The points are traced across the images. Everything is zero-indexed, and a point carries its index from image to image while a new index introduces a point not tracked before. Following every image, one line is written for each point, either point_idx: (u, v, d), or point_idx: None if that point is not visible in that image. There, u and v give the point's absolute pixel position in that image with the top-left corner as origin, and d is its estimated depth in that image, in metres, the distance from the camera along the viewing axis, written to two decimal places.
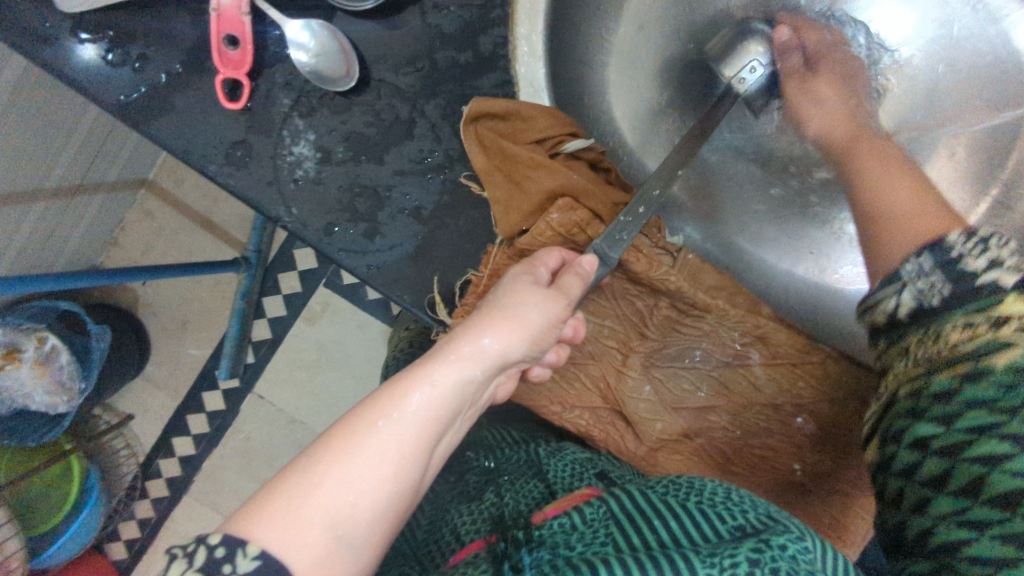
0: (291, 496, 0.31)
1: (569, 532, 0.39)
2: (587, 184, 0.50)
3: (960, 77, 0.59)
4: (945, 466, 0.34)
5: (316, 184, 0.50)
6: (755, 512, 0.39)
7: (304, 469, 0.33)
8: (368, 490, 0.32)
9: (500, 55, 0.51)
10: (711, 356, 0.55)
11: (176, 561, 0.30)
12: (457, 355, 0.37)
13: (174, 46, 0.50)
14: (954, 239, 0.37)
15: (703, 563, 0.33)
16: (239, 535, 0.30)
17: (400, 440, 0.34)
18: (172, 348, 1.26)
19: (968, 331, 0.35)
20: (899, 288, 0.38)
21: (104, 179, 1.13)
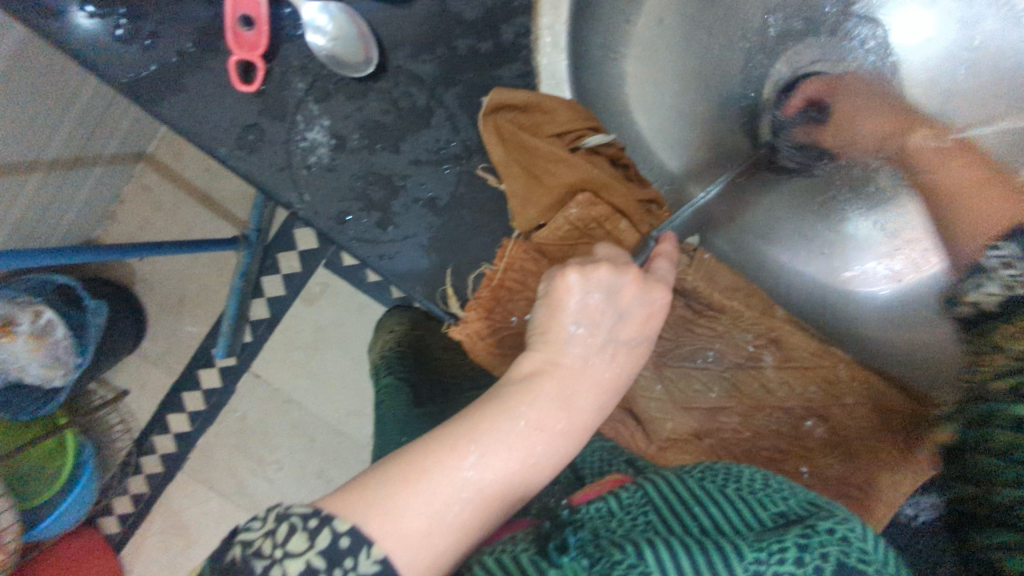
0: (422, 496, 0.32)
1: (609, 517, 0.37)
2: (608, 179, 0.49)
3: (982, 82, 0.59)
4: None
5: (328, 171, 0.49)
6: (796, 498, 0.37)
7: (430, 470, 0.33)
8: (488, 492, 0.34)
9: (521, 45, 0.50)
10: (723, 357, 0.55)
11: (295, 533, 0.29)
12: (557, 373, 0.38)
13: (186, 22, 0.49)
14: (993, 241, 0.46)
15: (750, 546, 0.33)
16: (363, 529, 0.30)
17: (523, 448, 0.35)
18: (170, 324, 1.25)
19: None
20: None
21: (104, 151, 1.11)
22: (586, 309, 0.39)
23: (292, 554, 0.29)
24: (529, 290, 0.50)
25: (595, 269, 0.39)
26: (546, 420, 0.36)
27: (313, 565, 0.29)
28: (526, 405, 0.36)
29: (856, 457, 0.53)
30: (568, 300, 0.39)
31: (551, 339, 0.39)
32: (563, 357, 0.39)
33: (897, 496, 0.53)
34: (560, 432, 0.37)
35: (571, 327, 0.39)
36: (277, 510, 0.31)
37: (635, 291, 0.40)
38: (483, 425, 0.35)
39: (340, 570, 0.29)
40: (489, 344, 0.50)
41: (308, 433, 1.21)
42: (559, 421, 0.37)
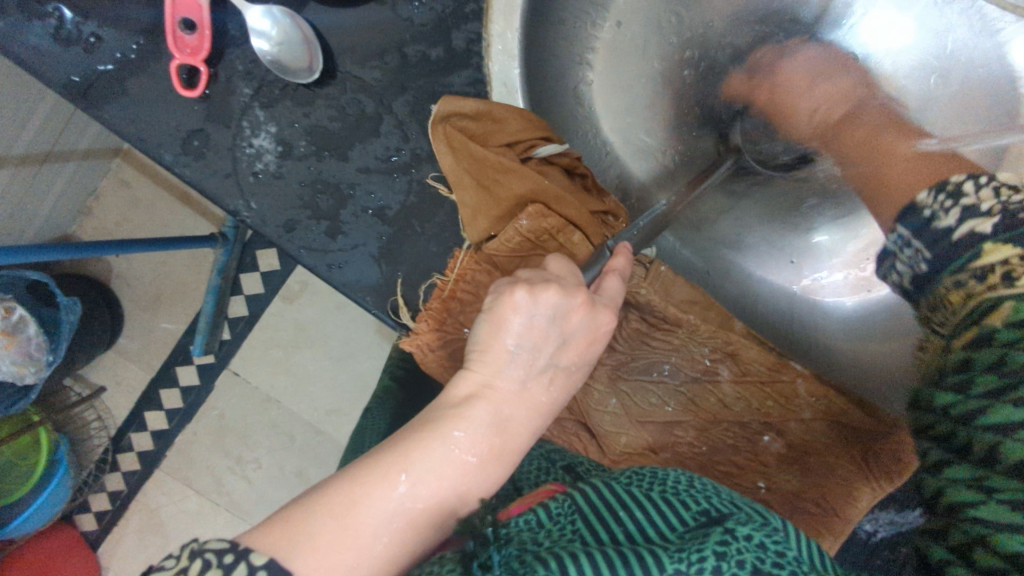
0: (349, 530, 0.30)
1: (535, 530, 0.33)
2: (559, 191, 0.48)
3: (955, 91, 0.56)
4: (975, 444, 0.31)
5: (276, 178, 0.48)
6: (719, 499, 0.36)
7: (356, 504, 0.31)
8: (419, 521, 0.32)
9: (473, 52, 0.49)
10: (680, 370, 0.54)
11: (208, 570, 0.26)
12: (495, 396, 0.36)
13: (128, 24, 0.47)
14: (925, 202, 0.41)
15: (670, 557, 0.30)
16: (282, 562, 0.28)
17: (456, 476, 0.34)
18: (145, 322, 1.23)
19: (964, 289, 0.36)
20: (895, 266, 0.43)
21: (76, 147, 1.10)
22: (529, 332, 0.37)
23: None
24: (480, 302, 0.48)
25: (544, 289, 0.36)
26: (482, 446, 0.35)
27: None
28: (460, 429, 0.35)
29: (812, 473, 0.52)
30: (513, 320, 0.37)
31: (487, 358, 0.37)
32: (497, 380, 0.37)
33: (854, 508, 0.51)
34: (497, 456, 0.35)
35: (511, 347, 0.37)
36: (190, 544, 0.28)
37: (581, 313, 0.38)
38: (415, 450, 0.33)
39: None
40: (440, 356, 0.48)
41: (286, 432, 1.20)
42: (497, 442, 0.35)
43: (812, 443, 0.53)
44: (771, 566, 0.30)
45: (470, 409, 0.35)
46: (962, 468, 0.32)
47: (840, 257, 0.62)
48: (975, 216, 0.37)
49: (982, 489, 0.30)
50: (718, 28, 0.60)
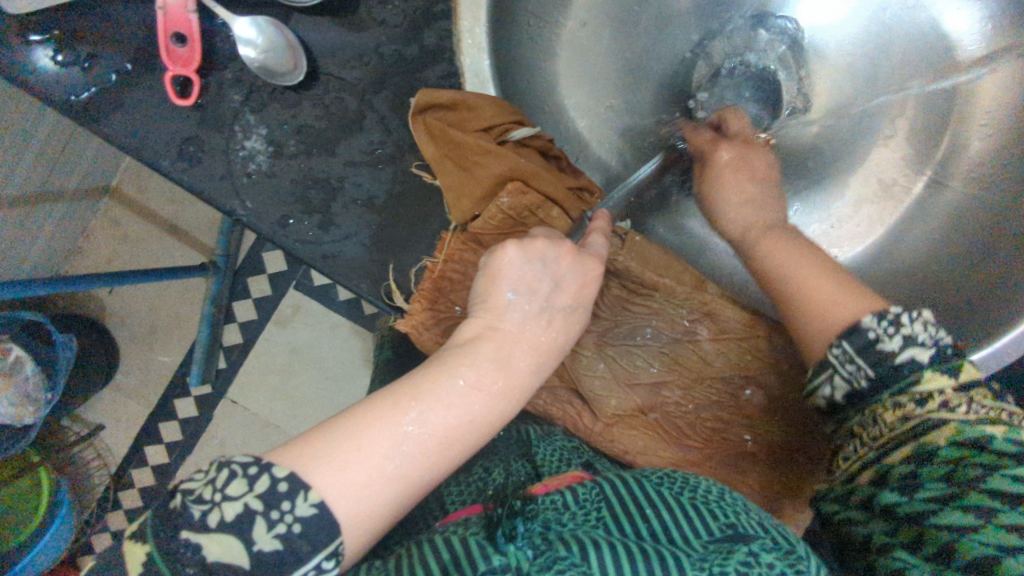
0: (362, 450, 0.33)
1: (562, 511, 0.38)
2: (536, 168, 0.51)
3: (897, 61, 0.61)
4: (932, 551, 0.32)
5: (268, 177, 0.51)
6: (749, 517, 0.38)
7: (368, 428, 0.34)
8: (426, 448, 0.34)
9: (445, 47, 0.53)
10: (661, 333, 0.57)
11: (235, 479, 0.30)
12: (494, 341, 0.39)
13: (124, 45, 0.51)
14: (869, 322, 0.38)
15: (691, 565, 0.33)
16: (303, 475, 0.31)
17: (461, 406, 0.36)
18: (142, 355, 1.25)
19: (899, 411, 0.37)
20: (827, 378, 0.40)
21: (66, 186, 1.12)
22: (523, 279, 0.41)
23: (231, 498, 0.30)
24: (469, 279, 0.51)
25: (533, 241, 0.41)
26: (485, 381, 0.37)
27: (251, 509, 0.30)
28: (464, 365, 0.37)
29: (797, 421, 0.55)
30: (505, 271, 0.41)
31: (487, 312, 0.40)
32: (502, 322, 0.40)
33: None
34: (496, 397, 0.37)
35: (508, 294, 0.40)
36: (216, 459, 0.32)
37: (569, 263, 0.42)
38: (423, 386, 0.36)
39: (276, 513, 0.30)
40: (436, 334, 0.51)
41: None
42: (499, 384, 0.38)
43: (794, 394, 0.55)
44: None
45: (475, 350, 0.38)
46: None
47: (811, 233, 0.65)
48: (914, 344, 0.37)
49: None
50: (682, 19, 0.64)
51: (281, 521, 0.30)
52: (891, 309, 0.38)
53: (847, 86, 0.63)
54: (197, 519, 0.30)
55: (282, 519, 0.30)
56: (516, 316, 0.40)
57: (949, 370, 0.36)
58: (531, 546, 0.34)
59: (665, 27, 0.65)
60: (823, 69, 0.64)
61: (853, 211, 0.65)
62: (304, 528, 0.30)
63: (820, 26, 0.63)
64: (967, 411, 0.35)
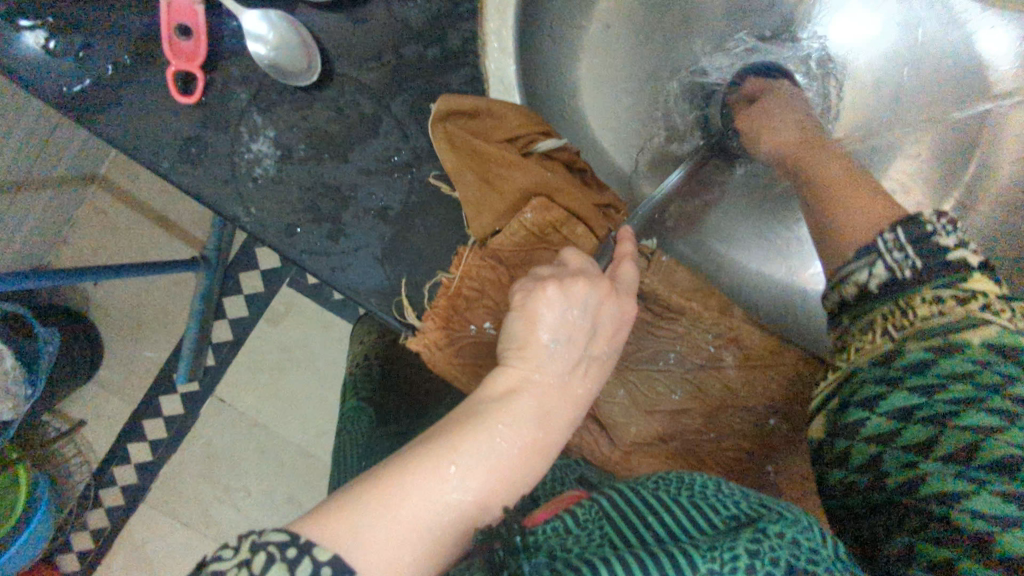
0: (404, 522, 0.30)
1: (568, 534, 0.32)
2: (562, 182, 0.49)
3: (927, 80, 0.59)
4: (952, 449, 0.35)
5: (275, 182, 0.48)
6: (747, 500, 0.35)
7: (407, 494, 0.30)
8: (465, 515, 0.32)
9: (469, 50, 0.49)
10: (685, 359, 0.54)
11: (273, 565, 0.26)
12: (529, 384, 0.37)
13: (122, 34, 0.47)
14: (928, 218, 0.41)
15: (704, 556, 0.29)
16: (348, 558, 0.27)
17: (499, 462, 0.34)
18: (127, 351, 1.20)
19: (933, 305, 0.39)
20: (869, 264, 0.42)
21: (51, 175, 1.07)
22: (566, 325, 0.38)
23: None
24: (486, 298, 0.49)
25: (574, 283, 0.38)
26: (522, 437, 0.35)
27: None
28: (503, 421, 0.35)
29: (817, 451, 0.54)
30: (544, 314, 0.38)
31: (523, 359, 0.38)
32: (534, 365, 0.38)
33: None
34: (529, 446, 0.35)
35: (548, 341, 0.38)
36: (248, 534, 0.27)
37: (606, 300, 0.40)
38: (461, 440, 0.33)
39: None
40: (449, 355, 0.49)
41: (277, 458, 1.18)
42: (530, 432, 0.35)
43: None
44: (805, 564, 0.30)
45: (510, 400, 0.36)
46: (937, 461, 0.35)
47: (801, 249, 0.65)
48: (964, 248, 0.40)
49: (948, 484, 0.34)
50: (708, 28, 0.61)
51: None
52: (923, 216, 0.42)
53: (880, 104, 0.60)
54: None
55: None
56: (554, 365, 0.38)
57: (987, 273, 0.39)
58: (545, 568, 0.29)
59: (690, 36, 0.61)
60: (854, 85, 0.60)
61: (789, 240, 0.65)
62: None
63: (854, 41, 0.60)
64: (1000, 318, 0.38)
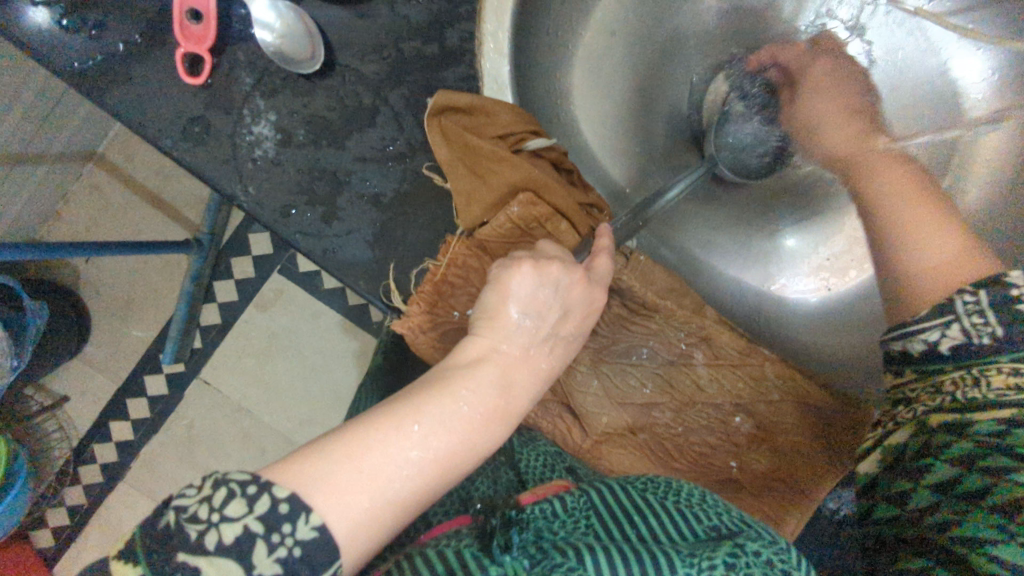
0: (364, 472, 0.32)
1: (552, 519, 0.37)
2: (550, 179, 0.50)
3: (904, 101, 0.62)
4: (970, 486, 0.34)
5: (273, 165, 0.50)
6: (728, 516, 0.39)
7: (368, 447, 0.32)
8: (426, 473, 0.34)
9: (466, 49, 0.52)
10: (658, 354, 0.57)
11: (233, 498, 0.29)
12: (497, 353, 0.39)
13: (133, 15, 0.49)
14: (1013, 276, 0.37)
15: (682, 562, 0.33)
16: (304, 496, 0.30)
17: (463, 429, 0.36)
18: (115, 328, 1.21)
19: (1009, 373, 0.36)
20: (940, 326, 0.38)
21: (50, 148, 1.09)
22: (534, 303, 0.41)
23: (230, 517, 0.28)
24: (471, 284, 0.51)
25: (549, 265, 0.41)
26: (488, 407, 0.37)
27: (251, 530, 0.28)
28: (467, 386, 0.37)
29: (782, 452, 0.56)
30: (517, 288, 0.41)
31: (491, 331, 0.40)
32: (504, 343, 0.40)
33: (822, 490, 0.55)
34: (490, 413, 0.37)
35: (517, 317, 0.40)
36: (212, 473, 0.30)
37: (580, 288, 0.43)
38: (426, 402, 0.35)
39: (277, 536, 0.29)
40: (432, 338, 0.51)
41: (258, 443, 1.19)
42: (493, 403, 0.37)
43: (780, 426, 0.56)
44: None
45: (477, 367, 0.38)
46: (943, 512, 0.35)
47: (812, 262, 0.66)
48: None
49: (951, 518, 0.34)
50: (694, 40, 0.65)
51: (282, 544, 0.29)
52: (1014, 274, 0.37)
53: None
54: (193, 539, 0.28)
55: (283, 542, 0.29)
56: (519, 333, 0.40)
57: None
58: (526, 556, 0.34)
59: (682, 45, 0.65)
60: None
61: (756, 253, 0.68)
62: (304, 552, 0.29)
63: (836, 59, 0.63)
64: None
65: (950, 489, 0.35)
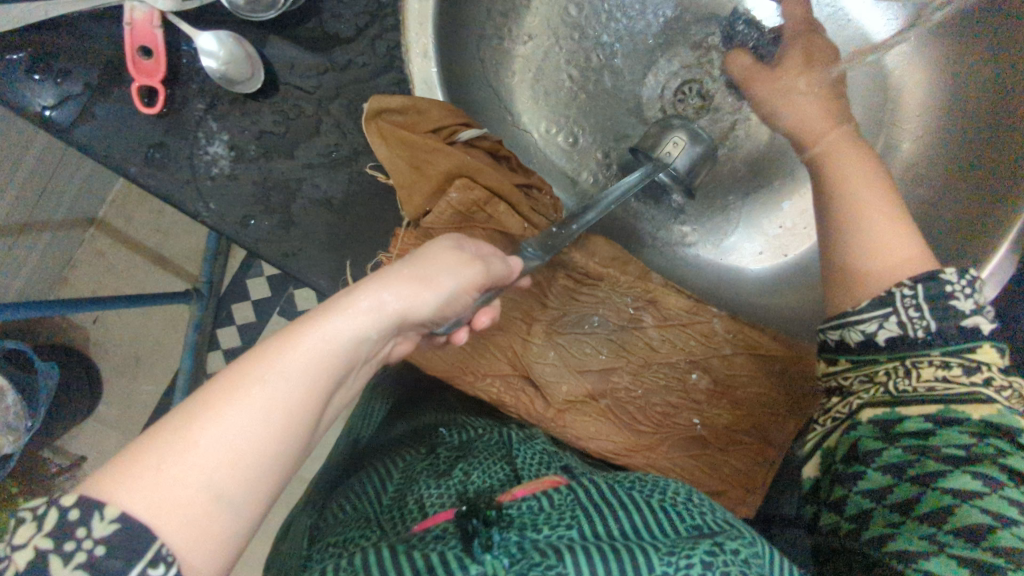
0: (169, 445, 0.28)
1: (538, 512, 0.40)
2: (482, 164, 0.55)
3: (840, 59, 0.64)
4: (904, 495, 0.40)
5: (231, 180, 0.55)
6: (711, 515, 0.42)
7: (175, 418, 0.29)
8: (254, 423, 0.29)
9: (394, 57, 0.56)
10: (608, 321, 0.60)
11: (25, 523, 0.28)
12: (355, 308, 0.34)
13: (93, 59, 0.54)
14: (948, 275, 0.43)
15: (660, 560, 0.35)
16: (100, 492, 0.27)
17: (287, 364, 0.31)
18: (123, 382, 1.25)
19: (944, 372, 0.42)
20: (883, 318, 0.44)
21: (51, 215, 1.15)
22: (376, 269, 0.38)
23: (22, 544, 0.27)
24: None
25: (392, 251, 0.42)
26: (313, 329, 0.33)
27: (40, 549, 0.27)
28: (320, 338, 0.32)
29: (741, 403, 0.58)
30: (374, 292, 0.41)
31: (354, 292, 0.35)
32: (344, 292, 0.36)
33: (784, 438, 0.56)
34: (330, 335, 0.33)
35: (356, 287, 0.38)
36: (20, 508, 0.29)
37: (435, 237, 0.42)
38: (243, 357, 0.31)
39: (71, 543, 0.27)
40: None
41: None
42: (331, 326, 0.33)
43: (736, 378, 0.58)
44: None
45: (329, 318, 0.33)
46: (925, 531, 0.38)
47: (762, 234, 0.69)
48: (978, 312, 0.43)
49: (937, 544, 0.37)
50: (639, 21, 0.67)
51: (79, 548, 0.27)
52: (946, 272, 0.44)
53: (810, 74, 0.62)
54: None
55: (80, 545, 0.27)
56: (387, 274, 0.36)
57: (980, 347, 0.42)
58: (508, 555, 0.35)
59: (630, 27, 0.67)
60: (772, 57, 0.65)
61: (727, 220, 0.70)
62: (108, 549, 0.27)
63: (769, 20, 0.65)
64: (992, 391, 0.41)
65: (927, 482, 0.39)
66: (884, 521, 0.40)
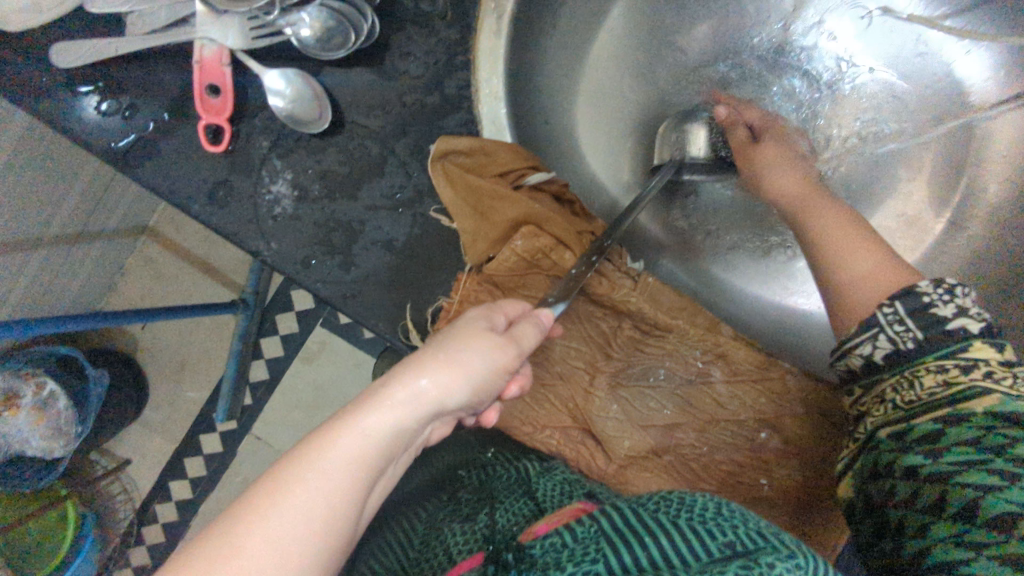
0: (220, 552, 0.27)
1: (560, 549, 0.34)
2: (550, 213, 0.53)
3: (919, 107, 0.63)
4: (931, 499, 0.35)
5: (293, 220, 0.53)
6: (745, 527, 0.34)
7: (225, 531, 0.27)
8: (302, 526, 0.28)
9: (464, 96, 0.55)
10: (674, 374, 0.57)
11: None
12: (391, 400, 0.32)
13: (161, 94, 0.54)
14: (923, 287, 0.39)
15: None
16: None
17: (335, 468, 0.29)
18: (169, 391, 1.27)
19: (943, 375, 0.37)
20: (871, 336, 0.40)
21: (105, 226, 1.16)
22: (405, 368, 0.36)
23: None
24: None
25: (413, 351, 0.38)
26: (355, 428, 0.31)
27: None
28: (357, 438, 0.31)
29: (811, 463, 0.54)
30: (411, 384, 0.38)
31: (387, 381, 0.33)
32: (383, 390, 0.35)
33: None
34: (373, 435, 0.31)
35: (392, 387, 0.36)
36: None
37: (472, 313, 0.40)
38: (284, 464, 0.29)
39: None
40: None
41: None
42: (374, 420, 0.31)
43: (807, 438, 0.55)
44: None
45: (368, 412, 0.31)
46: (959, 536, 0.33)
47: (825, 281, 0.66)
48: (965, 316, 0.38)
49: (972, 549, 0.32)
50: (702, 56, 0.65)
51: None
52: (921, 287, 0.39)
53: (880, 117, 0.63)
54: None
55: None
56: (422, 362, 0.34)
57: (987, 342, 0.38)
58: None
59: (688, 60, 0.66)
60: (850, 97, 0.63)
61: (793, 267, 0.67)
62: None
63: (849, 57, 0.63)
64: (998, 383, 0.36)
65: (949, 482, 0.34)
66: (915, 532, 0.35)
